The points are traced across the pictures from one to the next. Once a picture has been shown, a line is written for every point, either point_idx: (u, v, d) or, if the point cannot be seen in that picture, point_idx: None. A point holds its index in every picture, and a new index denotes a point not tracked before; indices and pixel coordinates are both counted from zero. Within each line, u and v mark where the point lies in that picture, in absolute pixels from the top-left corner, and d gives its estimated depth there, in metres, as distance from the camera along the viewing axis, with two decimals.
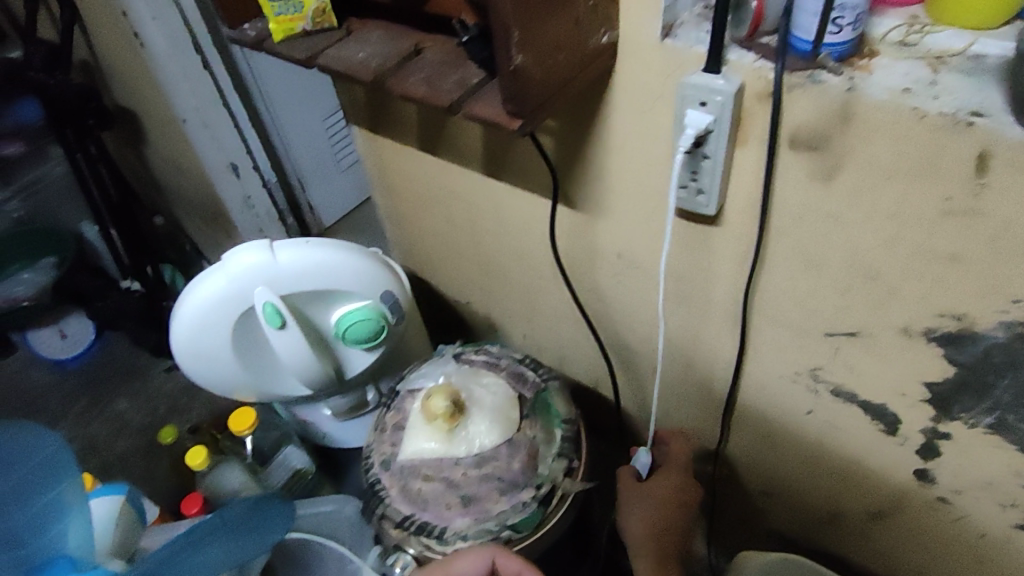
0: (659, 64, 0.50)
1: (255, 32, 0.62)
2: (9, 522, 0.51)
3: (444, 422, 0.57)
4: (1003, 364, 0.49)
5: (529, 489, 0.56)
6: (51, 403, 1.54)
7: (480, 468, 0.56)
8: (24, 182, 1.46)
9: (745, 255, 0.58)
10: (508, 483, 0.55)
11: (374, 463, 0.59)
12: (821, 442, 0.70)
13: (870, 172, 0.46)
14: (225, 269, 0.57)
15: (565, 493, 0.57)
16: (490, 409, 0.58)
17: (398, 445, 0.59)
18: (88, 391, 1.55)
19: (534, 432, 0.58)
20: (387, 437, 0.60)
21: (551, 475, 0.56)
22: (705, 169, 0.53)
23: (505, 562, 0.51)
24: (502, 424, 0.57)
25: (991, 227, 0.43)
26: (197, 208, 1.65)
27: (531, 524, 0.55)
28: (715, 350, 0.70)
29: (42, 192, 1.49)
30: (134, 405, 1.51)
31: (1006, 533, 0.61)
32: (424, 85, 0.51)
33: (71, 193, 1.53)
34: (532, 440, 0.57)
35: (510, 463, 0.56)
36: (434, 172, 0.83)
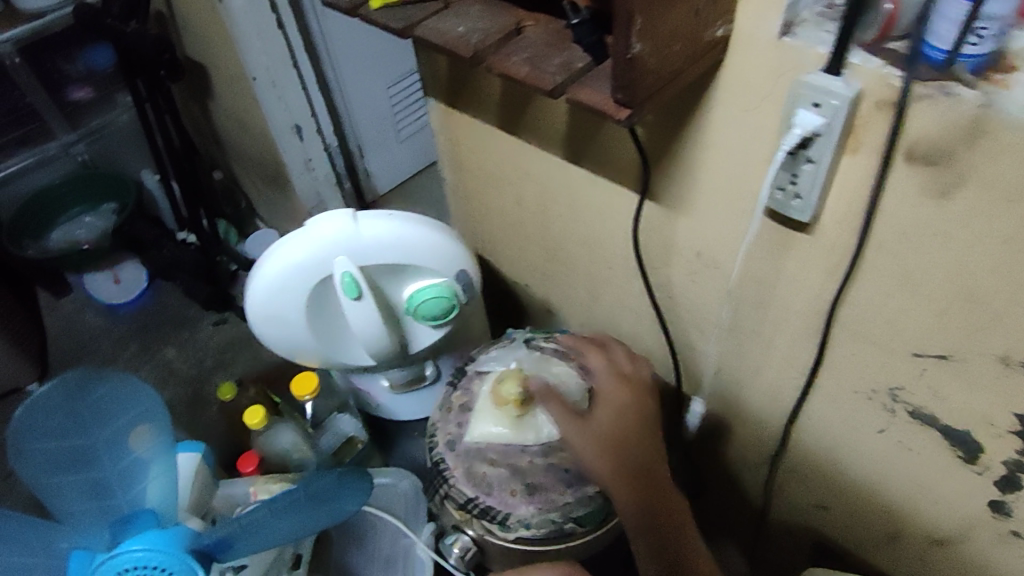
0: (773, 63, 0.48)
1: None
2: (101, 473, 0.54)
3: (515, 407, 0.57)
4: None
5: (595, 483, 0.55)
6: (104, 346, 1.58)
7: (548, 458, 0.56)
8: (90, 127, 1.52)
9: (838, 267, 0.56)
10: (575, 475, 0.55)
11: (439, 442, 0.59)
12: (889, 463, 0.68)
13: (990, 195, 0.43)
14: (307, 237, 0.57)
15: None
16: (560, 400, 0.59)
17: (465, 426, 0.59)
18: (140, 336, 1.59)
19: None
20: (454, 417, 0.60)
21: None
22: (805, 173, 0.50)
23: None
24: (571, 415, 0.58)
25: None
26: (257, 166, 1.67)
27: (596, 519, 0.55)
28: (786, 359, 0.69)
29: (105, 138, 1.55)
30: (183, 353, 1.55)
31: None
32: (527, 65, 0.50)
33: (132, 142, 1.59)
34: None
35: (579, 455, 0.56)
36: (509, 151, 0.82)
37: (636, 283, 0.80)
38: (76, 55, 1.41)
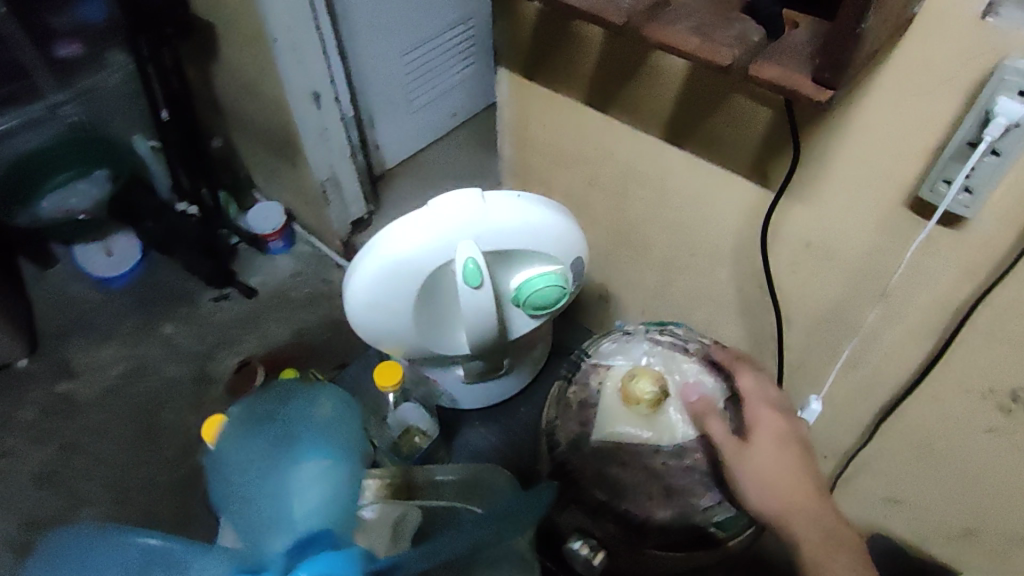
0: (966, 45, 0.45)
1: None
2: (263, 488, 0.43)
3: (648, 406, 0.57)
4: None
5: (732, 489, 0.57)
6: (99, 320, 1.44)
7: (681, 460, 0.57)
8: (81, 86, 1.37)
9: (987, 264, 0.54)
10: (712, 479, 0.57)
11: (562, 442, 0.59)
12: (989, 464, 0.67)
13: None
14: (430, 218, 0.53)
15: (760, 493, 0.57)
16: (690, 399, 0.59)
17: (592, 424, 0.60)
18: (138, 310, 1.46)
19: None
20: (574, 415, 0.60)
21: None
22: (985, 167, 0.48)
23: None
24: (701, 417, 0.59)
25: None
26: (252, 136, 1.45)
27: (735, 524, 0.56)
28: (893, 356, 0.66)
29: (99, 98, 1.40)
30: (186, 329, 1.42)
31: None
32: (695, 37, 0.46)
33: (130, 101, 1.45)
34: None
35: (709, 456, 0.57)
36: (592, 128, 0.78)
37: (723, 270, 0.76)
38: (66, 6, 1.26)
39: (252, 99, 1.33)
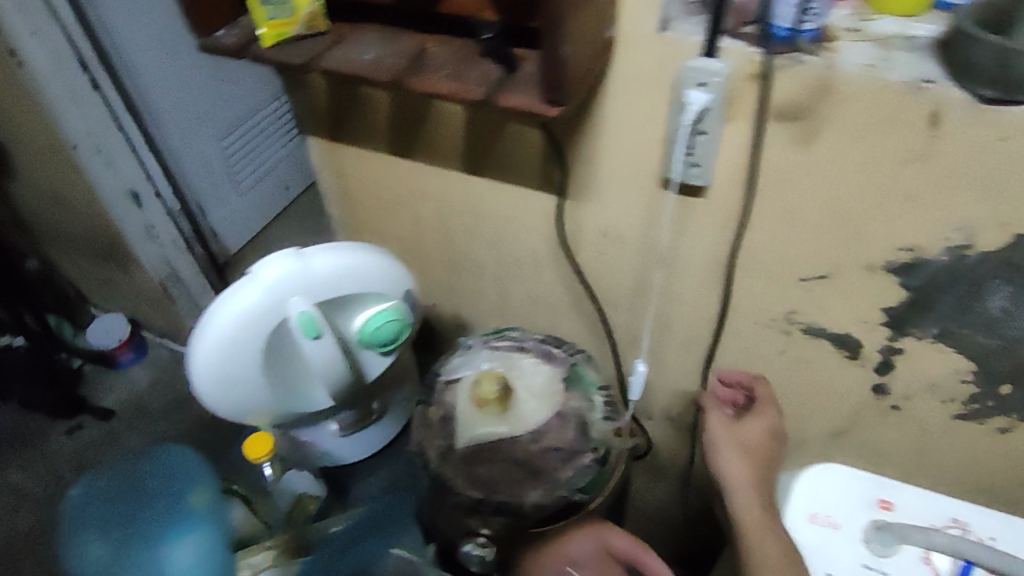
0: (658, 55, 0.57)
1: (234, 38, 0.64)
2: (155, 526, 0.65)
3: (497, 405, 0.62)
4: (944, 282, 0.62)
5: (588, 452, 0.62)
6: None
7: (539, 442, 0.61)
8: None
9: (733, 220, 0.66)
10: (570, 450, 0.62)
11: (432, 455, 0.63)
12: (791, 379, 0.80)
13: (842, 134, 0.55)
14: (255, 285, 0.57)
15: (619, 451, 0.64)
16: (534, 387, 0.65)
17: (452, 434, 0.64)
18: None
19: (577, 402, 0.64)
20: (438, 429, 0.65)
21: (603, 438, 0.63)
22: (701, 143, 0.60)
23: (617, 543, 0.61)
24: (550, 400, 0.64)
25: (940, 169, 0.54)
26: (80, 247, 1.27)
27: (597, 484, 0.62)
28: (695, 311, 0.78)
29: None
30: (32, 475, 1.19)
31: (948, 423, 0.76)
32: (450, 81, 0.55)
33: None
34: (578, 410, 0.64)
35: (565, 432, 0.62)
36: (405, 174, 0.84)
37: (546, 277, 0.85)
38: None
39: (64, 211, 1.20)
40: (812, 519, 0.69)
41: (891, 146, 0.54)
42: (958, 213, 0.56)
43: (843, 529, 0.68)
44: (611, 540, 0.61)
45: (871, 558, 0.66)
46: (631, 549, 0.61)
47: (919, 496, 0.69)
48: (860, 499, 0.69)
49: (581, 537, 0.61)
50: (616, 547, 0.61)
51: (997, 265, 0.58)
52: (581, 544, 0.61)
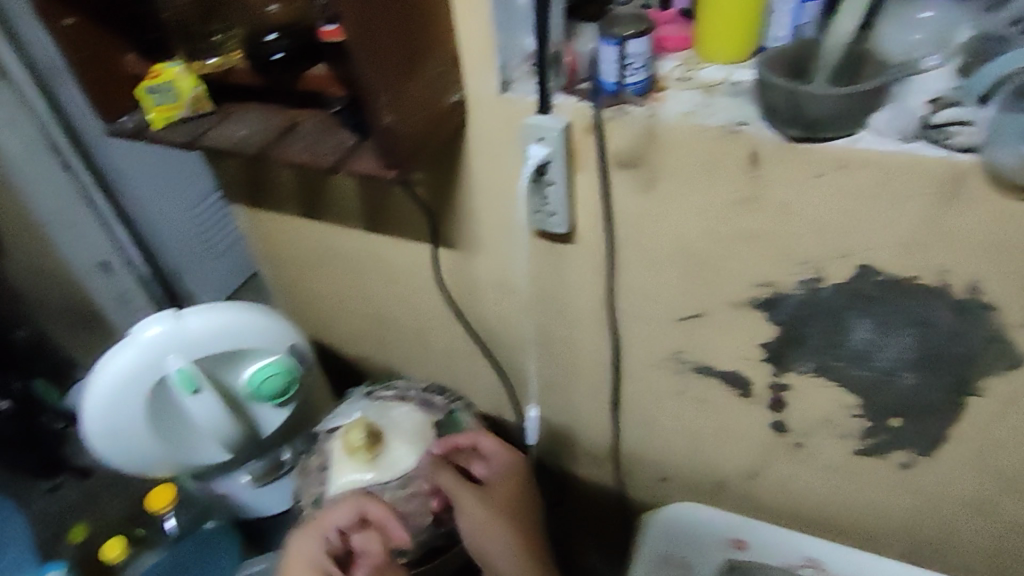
0: (503, 115, 0.61)
1: (133, 123, 0.68)
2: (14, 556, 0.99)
3: (364, 452, 0.66)
4: (809, 316, 0.62)
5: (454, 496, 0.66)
6: None
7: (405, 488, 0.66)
8: None
9: (603, 263, 0.68)
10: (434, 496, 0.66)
11: (307, 503, 0.68)
12: (696, 422, 0.78)
13: (678, 178, 0.58)
14: (134, 345, 0.64)
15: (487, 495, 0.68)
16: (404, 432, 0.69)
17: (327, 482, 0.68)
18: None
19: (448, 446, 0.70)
20: (315, 478, 0.69)
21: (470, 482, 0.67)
22: (551, 194, 0.63)
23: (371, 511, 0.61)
24: (420, 443, 0.68)
25: (771, 207, 0.56)
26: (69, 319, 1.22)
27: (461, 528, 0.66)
28: (593, 355, 0.78)
29: None
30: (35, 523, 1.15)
31: (852, 461, 0.72)
32: (306, 151, 0.59)
33: None
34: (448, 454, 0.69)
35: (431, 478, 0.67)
36: (317, 235, 0.88)
37: (456, 327, 0.86)
38: None
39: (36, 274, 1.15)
40: (667, 557, 0.74)
41: (720, 183, 0.56)
42: (800, 246, 0.57)
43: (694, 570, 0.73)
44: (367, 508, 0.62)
45: None
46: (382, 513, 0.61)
47: (767, 527, 0.75)
48: (713, 536, 0.75)
49: (339, 508, 0.61)
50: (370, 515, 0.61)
51: (852, 298, 0.58)
52: (341, 509, 0.61)
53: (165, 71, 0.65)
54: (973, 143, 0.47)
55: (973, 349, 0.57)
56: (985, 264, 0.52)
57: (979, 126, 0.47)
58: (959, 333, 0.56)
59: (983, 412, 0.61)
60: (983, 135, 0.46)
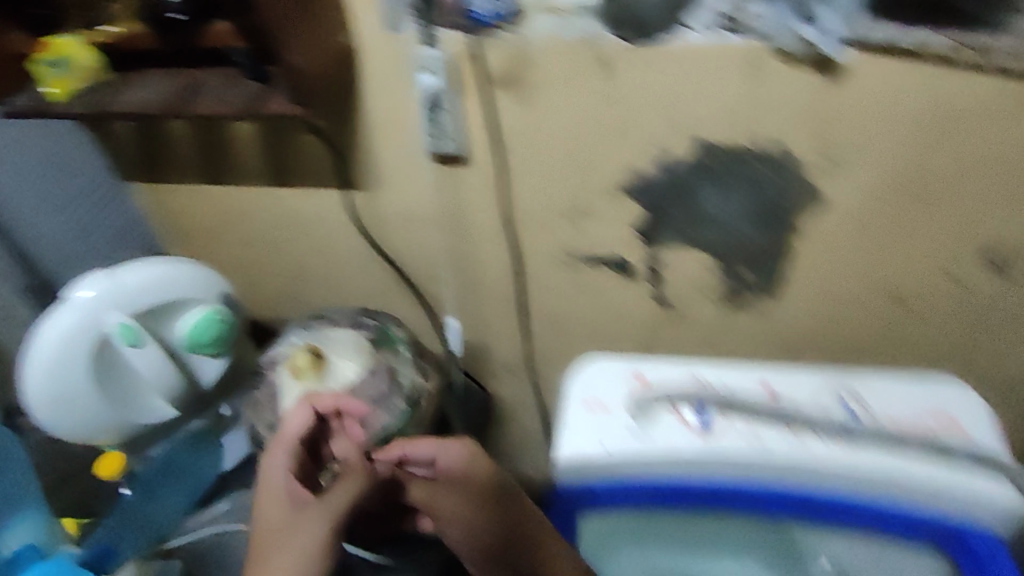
0: (394, 51, 0.70)
1: (27, 102, 0.68)
2: None
3: (311, 370, 0.75)
4: (668, 192, 0.75)
5: (397, 396, 0.75)
6: None
7: (353, 394, 0.74)
8: None
9: (496, 176, 0.78)
10: (379, 397, 0.74)
11: (262, 431, 0.75)
12: (592, 313, 0.91)
13: (550, 87, 0.69)
14: (69, 306, 0.67)
15: (424, 392, 0.77)
16: (343, 348, 0.77)
17: (279, 407, 0.75)
18: None
19: (386, 357, 0.77)
20: (266, 408, 0.76)
21: (410, 382, 0.76)
22: (445, 118, 0.73)
23: (318, 399, 0.70)
24: (361, 355, 0.76)
25: (626, 101, 0.69)
26: None
27: (407, 421, 0.75)
28: (497, 268, 0.88)
29: None
30: None
31: (719, 321, 0.87)
32: (219, 103, 0.65)
33: None
34: (386, 363, 0.77)
35: (375, 384, 0.75)
36: (221, 199, 0.91)
37: (369, 265, 0.93)
38: None
39: None
40: (578, 402, 0.69)
41: (585, 88, 0.68)
42: (652, 131, 0.70)
43: (611, 412, 0.68)
44: (314, 402, 0.70)
45: (635, 427, 0.67)
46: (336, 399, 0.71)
47: (665, 363, 0.71)
48: (614, 376, 0.70)
49: (292, 414, 0.68)
50: (319, 403, 0.70)
51: (698, 170, 0.72)
52: (297, 417, 0.68)
53: (62, 44, 0.68)
54: (765, 33, 0.62)
55: (792, 198, 0.73)
56: (788, 122, 0.67)
57: (770, 17, 0.62)
58: (782, 185, 0.72)
59: (807, 251, 0.77)
60: (773, 25, 0.61)
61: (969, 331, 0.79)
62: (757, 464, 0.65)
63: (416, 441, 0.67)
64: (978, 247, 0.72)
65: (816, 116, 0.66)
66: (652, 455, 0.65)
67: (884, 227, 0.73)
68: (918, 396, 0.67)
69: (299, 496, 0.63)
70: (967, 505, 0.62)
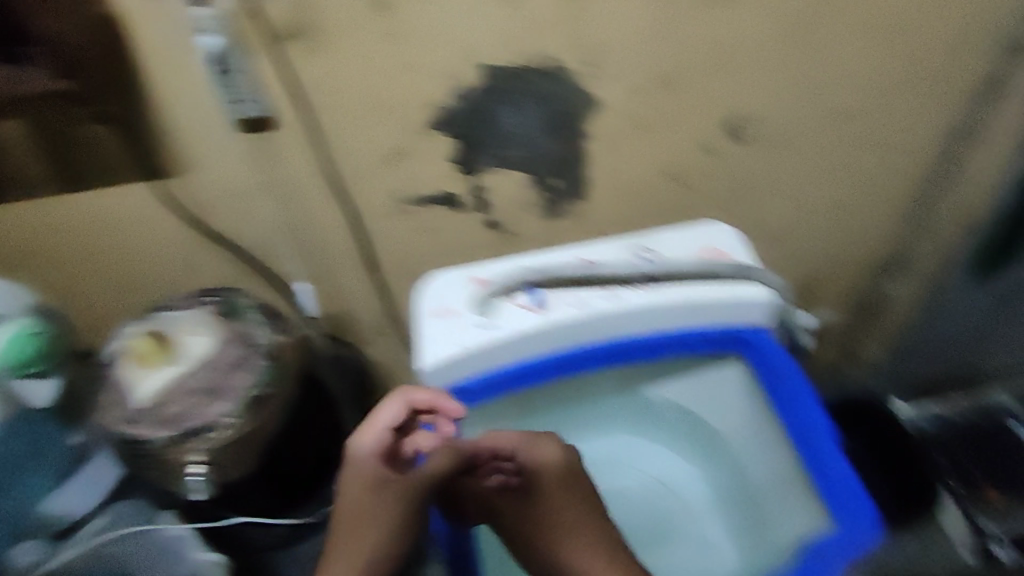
0: (166, 16, 0.69)
1: None
2: None
3: (156, 353, 0.75)
4: (473, 118, 0.81)
5: (255, 355, 0.78)
6: None
7: (207, 361, 0.76)
8: None
9: (307, 134, 0.80)
10: (235, 359, 0.77)
11: (119, 423, 0.75)
12: (435, 252, 0.95)
13: (337, 34, 0.71)
14: None
15: (283, 345, 0.80)
16: (187, 325, 0.78)
17: (131, 396, 0.75)
18: None
19: (235, 324, 0.80)
20: (117, 400, 0.76)
21: (266, 338, 0.80)
22: (237, 79, 0.73)
23: (415, 399, 0.70)
24: (208, 327, 0.78)
25: (411, 36, 0.73)
26: None
27: (269, 374, 0.78)
28: (332, 228, 0.90)
29: None
30: None
31: (548, 233, 0.96)
32: None
33: None
34: (237, 328, 0.79)
35: (227, 349, 0.78)
36: (23, 212, 0.86)
37: (204, 250, 0.92)
38: None
39: None
40: (428, 313, 0.72)
41: (365, 31, 0.71)
42: (442, 61, 0.75)
43: (455, 312, 0.73)
44: (412, 398, 0.70)
45: (478, 319, 0.72)
46: (432, 401, 0.70)
47: (494, 259, 0.76)
48: (451, 280, 0.75)
49: (388, 405, 0.70)
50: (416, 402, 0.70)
51: (492, 91, 0.79)
52: (393, 412, 0.70)
53: None
54: None
55: (573, 105, 0.82)
56: (556, 34, 0.75)
57: None
58: (560, 96, 0.81)
59: (603, 151, 0.87)
60: None
61: (733, 192, 0.95)
62: (589, 325, 0.73)
63: (499, 429, 0.74)
64: (722, 120, 0.86)
65: (573, 31, 0.75)
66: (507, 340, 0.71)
67: (650, 119, 0.85)
68: (690, 239, 0.77)
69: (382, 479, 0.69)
70: (748, 316, 0.76)
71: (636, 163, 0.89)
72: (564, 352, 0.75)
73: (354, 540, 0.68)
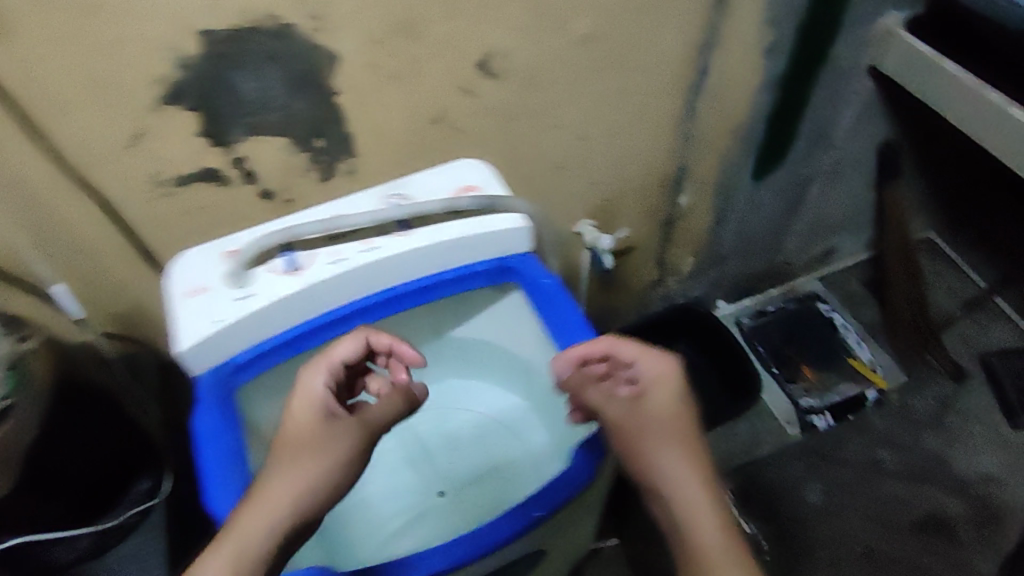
0: None
1: None
2: None
3: None
4: (207, 89, 0.78)
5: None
6: None
7: None
8: None
9: (23, 126, 0.74)
10: None
11: None
12: (212, 230, 0.93)
13: (15, 15, 0.65)
14: None
15: (26, 358, 0.92)
16: None
17: None
18: None
19: None
20: None
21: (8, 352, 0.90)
22: None
23: (376, 338, 0.74)
24: None
25: (104, 8, 0.68)
26: None
27: (13, 387, 0.89)
28: (89, 222, 0.85)
29: None
30: None
31: (326, 193, 0.95)
32: None
33: None
34: None
35: None
36: None
37: None
38: None
39: None
40: (180, 297, 0.71)
41: (47, 8, 0.66)
42: (151, 32, 0.71)
43: (209, 290, 0.71)
44: (372, 337, 0.74)
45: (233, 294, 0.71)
46: (390, 345, 0.75)
47: (250, 232, 0.75)
48: (205, 257, 0.73)
49: (349, 340, 0.72)
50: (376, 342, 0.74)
51: (219, 59, 0.76)
52: (352, 346, 0.70)
53: None
54: None
55: (312, 61, 0.80)
56: None
57: None
58: (294, 54, 0.78)
59: (356, 105, 0.86)
60: None
61: (502, 128, 0.97)
62: (348, 283, 0.73)
63: (626, 339, 0.74)
64: (468, 61, 0.87)
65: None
66: (262, 306, 0.70)
67: (396, 68, 0.85)
68: (445, 179, 0.78)
69: (330, 410, 0.68)
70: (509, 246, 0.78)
71: (394, 112, 0.89)
72: (334, 311, 0.75)
73: (299, 459, 0.65)
